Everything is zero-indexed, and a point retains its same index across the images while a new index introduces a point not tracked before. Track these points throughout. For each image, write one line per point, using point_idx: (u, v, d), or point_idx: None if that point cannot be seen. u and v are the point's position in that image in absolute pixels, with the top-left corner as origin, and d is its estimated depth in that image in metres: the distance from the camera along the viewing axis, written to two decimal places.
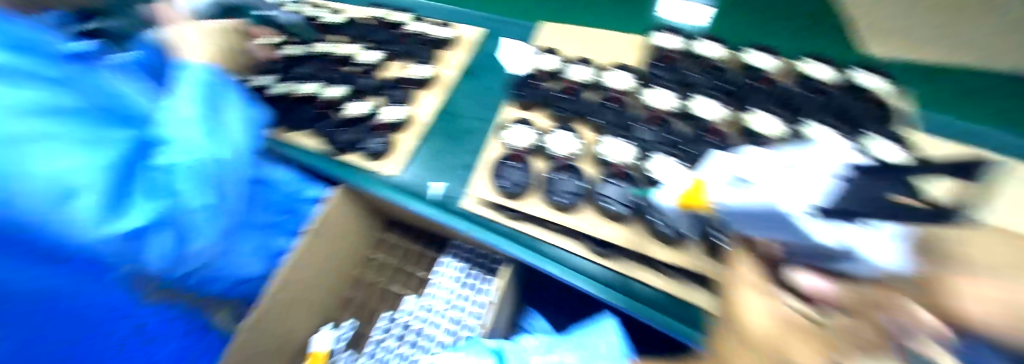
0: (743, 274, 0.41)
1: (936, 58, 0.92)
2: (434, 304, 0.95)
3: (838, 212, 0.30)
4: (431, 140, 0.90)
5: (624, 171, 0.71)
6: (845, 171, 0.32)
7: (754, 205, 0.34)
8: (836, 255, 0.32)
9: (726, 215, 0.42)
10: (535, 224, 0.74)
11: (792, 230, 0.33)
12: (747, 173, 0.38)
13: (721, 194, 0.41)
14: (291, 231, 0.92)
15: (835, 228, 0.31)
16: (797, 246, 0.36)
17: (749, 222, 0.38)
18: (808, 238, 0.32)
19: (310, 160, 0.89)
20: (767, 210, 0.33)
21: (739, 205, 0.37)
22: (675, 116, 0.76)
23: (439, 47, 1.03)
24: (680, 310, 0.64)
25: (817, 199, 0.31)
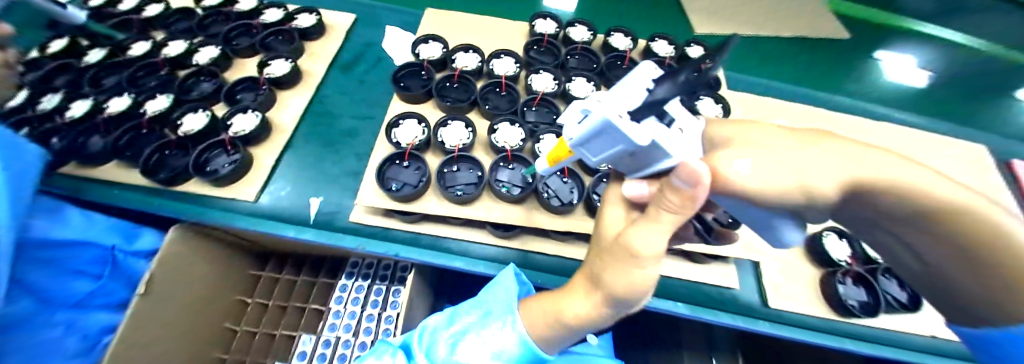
0: (612, 191, 0.44)
1: (752, 26, 1.14)
2: (335, 336, 0.82)
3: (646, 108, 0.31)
4: (304, 150, 0.77)
5: (515, 154, 0.69)
6: (654, 78, 0.35)
7: (591, 126, 0.33)
8: (653, 154, 0.33)
9: (581, 153, 0.39)
10: (434, 222, 0.68)
11: (621, 140, 0.32)
12: (588, 101, 0.36)
13: (572, 132, 0.38)
14: (113, 298, 0.70)
15: (646, 129, 0.31)
16: (635, 166, 0.38)
17: (599, 146, 0.36)
18: (634, 144, 0.32)
19: (130, 200, 0.70)
20: (602, 125, 0.32)
21: (585, 131, 0.35)
22: (553, 96, 0.80)
23: (304, 39, 0.90)
24: (575, 269, 0.68)
25: (628, 106, 0.32)
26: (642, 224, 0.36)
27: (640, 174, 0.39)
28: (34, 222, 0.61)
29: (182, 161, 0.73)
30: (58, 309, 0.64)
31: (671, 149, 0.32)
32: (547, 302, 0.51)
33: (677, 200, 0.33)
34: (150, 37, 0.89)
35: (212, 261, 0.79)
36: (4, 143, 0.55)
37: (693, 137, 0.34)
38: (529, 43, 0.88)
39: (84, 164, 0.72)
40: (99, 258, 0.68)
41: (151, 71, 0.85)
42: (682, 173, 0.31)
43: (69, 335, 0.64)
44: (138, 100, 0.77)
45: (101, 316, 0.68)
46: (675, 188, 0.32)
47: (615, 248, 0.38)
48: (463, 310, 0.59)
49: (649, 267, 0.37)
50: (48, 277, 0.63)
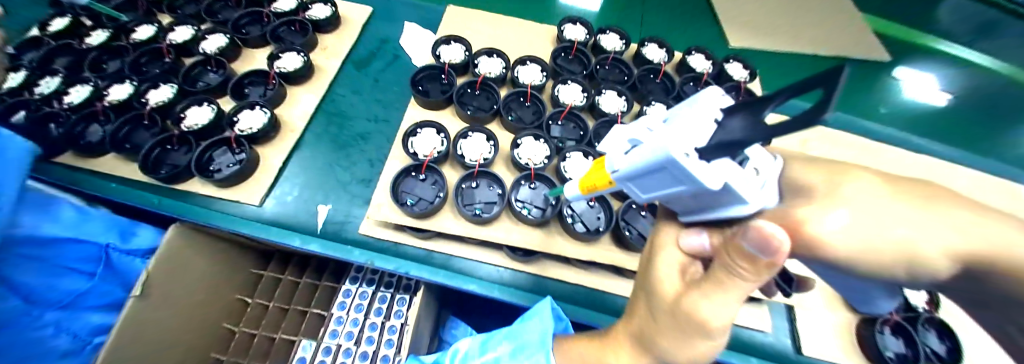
0: (664, 232, 0.41)
1: (797, 39, 1.05)
2: (336, 344, 0.78)
3: (718, 149, 0.24)
4: (313, 152, 0.73)
5: (538, 173, 0.65)
6: (724, 104, 0.28)
7: (644, 161, 0.28)
8: (722, 197, 0.28)
9: (627, 188, 0.35)
10: (449, 240, 0.64)
11: (682, 179, 0.27)
12: (638, 129, 0.32)
13: (617, 163, 0.33)
14: (108, 297, 0.67)
15: (718, 169, 0.25)
16: (694, 206, 0.33)
17: (651, 183, 0.31)
18: (699, 187, 0.26)
19: (125, 195, 0.67)
20: (660, 161, 0.26)
21: (635, 165, 0.30)
22: (581, 110, 0.75)
23: (318, 31, 0.85)
24: (598, 300, 0.64)
25: (696, 142, 0.26)
26: (707, 291, 0.31)
27: (700, 214, 0.34)
28: (20, 217, 0.59)
29: (184, 158, 0.69)
30: (48, 309, 0.60)
31: (749, 194, 0.26)
32: (588, 352, 0.49)
33: (747, 266, 0.28)
34: (156, 22, 0.85)
35: (211, 260, 0.73)
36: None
37: (770, 179, 0.28)
38: (558, 50, 0.82)
39: (79, 155, 0.69)
40: (93, 255, 0.66)
41: (155, 56, 0.81)
42: (754, 236, 0.26)
43: (60, 335, 0.61)
44: (139, 89, 0.75)
45: (92, 316, 0.65)
46: (745, 252, 0.27)
47: (679, 318, 0.34)
48: (494, 340, 0.57)
49: (718, 339, 0.34)
50: (38, 274, 0.61)
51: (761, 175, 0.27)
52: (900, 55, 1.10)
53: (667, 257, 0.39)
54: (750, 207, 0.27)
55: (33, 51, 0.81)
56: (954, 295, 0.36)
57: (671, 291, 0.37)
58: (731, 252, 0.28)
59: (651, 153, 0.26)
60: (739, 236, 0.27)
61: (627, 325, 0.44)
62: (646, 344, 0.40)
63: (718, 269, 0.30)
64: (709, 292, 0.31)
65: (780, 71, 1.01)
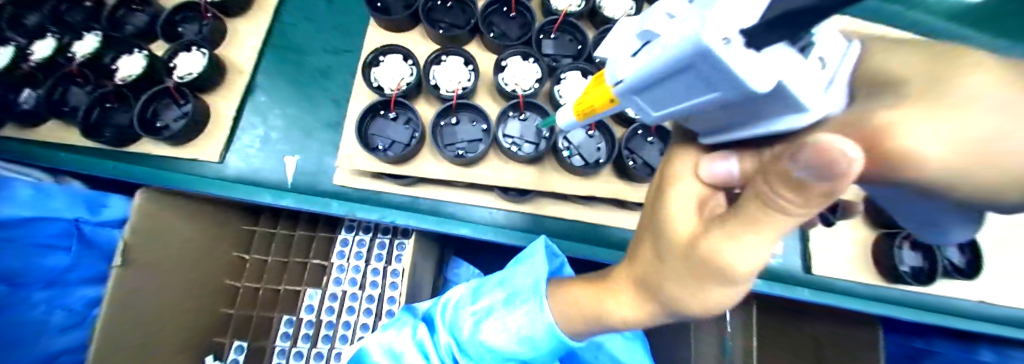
0: (677, 160, 0.33)
1: None
2: (342, 290, 0.79)
3: (779, 26, 0.16)
4: (271, 96, 0.64)
5: (528, 101, 0.55)
6: None
7: (660, 60, 0.19)
8: (769, 103, 0.20)
9: (632, 103, 0.26)
10: (434, 185, 0.58)
11: (715, 84, 0.18)
12: (654, 12, 0.21)
13: (618, 70, 0.24)
14: (91, 271, 0.65)
15: (771, 61, 0.17)
16: (724, 120, 0.25)
17: (665, 95, 0.22)
18: (739, 93, 0.18)
19: (78, 163, 0.62)
20: (682, 59, 0.18)
21: (647, 68, 0.21)
22: (579, 17, 0.61)
23: None
24: (597, 234, 0.59)
25: (747, 17, 0.16)
26: (731, 231, 0.25)
27: (730, 132, 0.26)
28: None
29: (128, 117, 0.61)
30: (34, 289, 0.60)
31: (811, 100, 0.19)
32: (585, 296, 0.44)
33: (795, 196, 0.20)
34: None
35: (195, 220, 0.70)
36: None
37: (840, 72, 0.20)
38: None
39: (19, 124, 0.62)
40: (65, 230, 0.63)
41: (73, 2, 0.68)
42: (807, 153, 0.18)
43: (52, 311, 0.62)
44: (63, 43, 0.64)
45: (83, 291, 0.64)
46: (793, 178, 0.20)
47: (694, 263, 0.28)
48: (487, 286, 0.54)
49: (742, 285, 0.27)
50: (18, 254, 0.60)
51: (826, 69, 0.19)
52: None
53: (683, 189, 0.31)
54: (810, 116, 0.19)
55: None
56: None
57: (685, 232, 0.30)
58: (776, 170, 0.21)
59: (671, 46, 0.18)
60: (788, 158, 0.20)
61: (628, 269, 0.39)
62: (649, 291, 0.35)
63: (748, 197, 0.23)
64: (734, 232, 0.24)
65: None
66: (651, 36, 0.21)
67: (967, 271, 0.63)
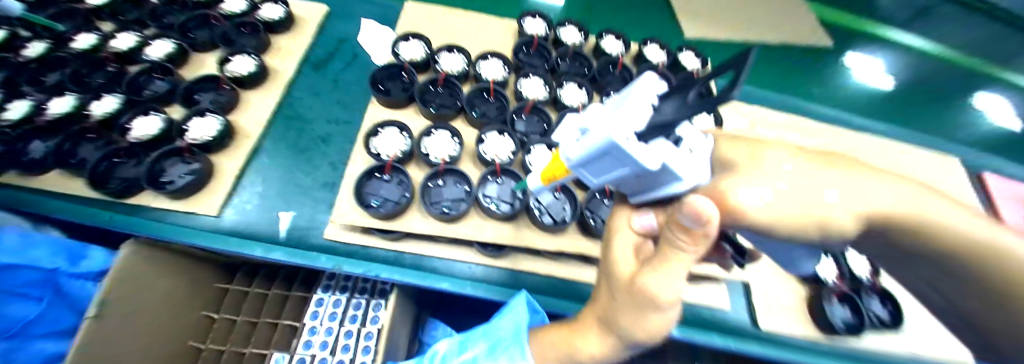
0: (616, 216, 0.42)
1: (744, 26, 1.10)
2: (311, 354, 0.75)
3: (655, 129, 0.24)
4: (272, 158, 0.71)
5: (503, 167, 0.66)
6: (659, 88, 0.28)
7: (591, 147, 0.28)
8: (661, 177, 0.28)
9: (579, 173, 0.34)
10: (417, 240, 0.63)
11: (625, 161, 0.26)
12: (588, 117, 0.31)
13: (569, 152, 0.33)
14: (54, 324, 0.63)
15: (656, 150, 0.24)
16: (640, 187, 0.33)
17: (599, 169, 0.30)
18: (640, 168, 0.26)
19: (72, 213, 0.63)
20: (602, 148, 0.26)
21: (585, 153, 0.29)
22: (543, 103, 0.76)
23: (270, 32, 0.82)
24: (568, 288, 0.65)
25: (637, 125, 0.25)
26: (655, 267, 0.32)
27: (646, 194, 0.34)
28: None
29: (134, 170, 0.66)
30: None
31: (681, 170, 0.26)
32: (559, 337, 0.48)
33: (687, 238, 0.27)
34: (97, 29, 0.80)
35: (176, 275, 0.71)
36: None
37: (704, 155, 0.28)
38: (518, 44, 0.83)
39: (14, 173, 0.64)
40: (38, 280, 0.63)
41: (96, 66, 0.77)
42: (687, 212, 0.25)
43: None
44: (82, 101, 0.69)
45: (40, 345, 0.61)
46: (683, 226, 0.27)
47: (633, 296, 0.34)
48: (472, 338, 0.58)
49: (670, 309, 0.34)
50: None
51: (696, 152, 0.27)
52: (843, 41, 1.16)
53: (622, 240, 0.40)
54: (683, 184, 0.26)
55: None
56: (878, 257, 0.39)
57: (627, 270, 0.37)
58: (670, 223, 0.29)
59: (594, 140, 0.26)
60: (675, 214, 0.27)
61: (593, 309, 0.45)
62: (610, 327, 0.41)
63: (664, 244, 0.30)
64: (654, 267, 0.32)
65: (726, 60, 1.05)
66: (587, 129, 0.30)
67: (890, 322, 0.71)
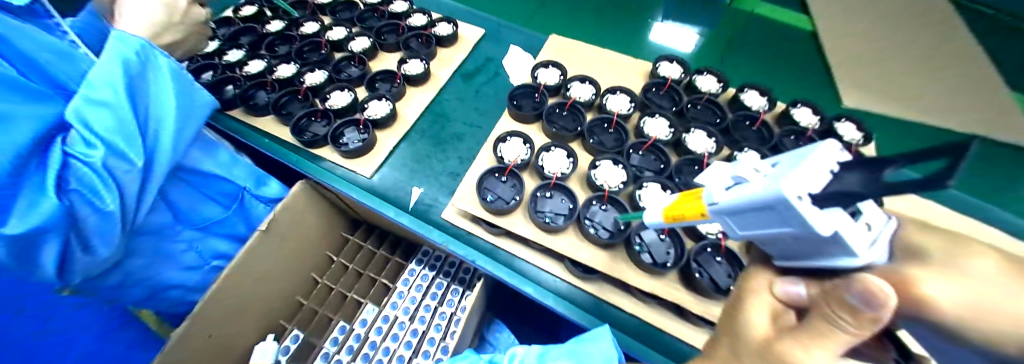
0: (752, 275, 0.38)
1: (929, 103, 0.92)
2: (394, 315, 0.86)
3: (833, 197, 0.24)
4: (416, 142, 0.85)
5: (612, 196, 0.68)
6: (841, 156, 0.27)
7: (749, 197, 0.28)
8: (829, 246, 0.26)
9: (722, 222, 0.34)
10: (515, 241, 0.69)
11: (789, 221, 0.26)
12: (744, 167, 0.31)
13: (716, 195, 0.33)
14: (231, 230, 0.86)
15: (830, 218, 0.25)
16: (790, 250, 0.31)
17: (750, 221, 0.30)
18: (808, 231, 0.26)
19: (275, 150, 0.84)
20: (767, 199, 0.26)
21: (738, 200, 0.29)
22: (665, 144, 0.77)
23: (438, 45, 1.00)
24: (652, 336, 0.62)
25: (813, 187, 0.25)
26: (803, 342, 0.29)
27: (801, 259, 0.31)
28: (192, 153, 0.74)
29: (321, 128, 0.86)
30: (189, 228, 0.79)
31: (860, 248, 0.25)
32: None
33: (849, 318, 0.26)
34: (319, 20, 1.07)
35: (319, 218, 0.88)
36: (180, 82, 0.68)
37: (884, 235, 0.26)
38: (650, 84, 0.85)
39: (247, 112, 0.88)
40: (230, 193, 0.83)
41: (313, 47, 1.02)
42: (858, 290, 0.25)
43: (190, 252, 0.81)
44: (300, 71, 0.94)
45: (217, 243, 0.85)
46: (848, 305, 0.25)
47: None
48: (553, 353, 0.56)
49: None
50: (199, 201, 0.79)
51: (872, 231, 0.26)
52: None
53: (758, 301, 0.36)
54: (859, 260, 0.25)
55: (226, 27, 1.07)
56: None
57: (761, 333, 0.34)
58: (828, 299, 0.27)
59: (760, 191, 0.27)
60: (842, 289, 0.26)
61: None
62: None
63: (813, 318, 0.29)
64: (799, 339, 0.30)
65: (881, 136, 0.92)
66: (744, 180, 0.30)
67: None
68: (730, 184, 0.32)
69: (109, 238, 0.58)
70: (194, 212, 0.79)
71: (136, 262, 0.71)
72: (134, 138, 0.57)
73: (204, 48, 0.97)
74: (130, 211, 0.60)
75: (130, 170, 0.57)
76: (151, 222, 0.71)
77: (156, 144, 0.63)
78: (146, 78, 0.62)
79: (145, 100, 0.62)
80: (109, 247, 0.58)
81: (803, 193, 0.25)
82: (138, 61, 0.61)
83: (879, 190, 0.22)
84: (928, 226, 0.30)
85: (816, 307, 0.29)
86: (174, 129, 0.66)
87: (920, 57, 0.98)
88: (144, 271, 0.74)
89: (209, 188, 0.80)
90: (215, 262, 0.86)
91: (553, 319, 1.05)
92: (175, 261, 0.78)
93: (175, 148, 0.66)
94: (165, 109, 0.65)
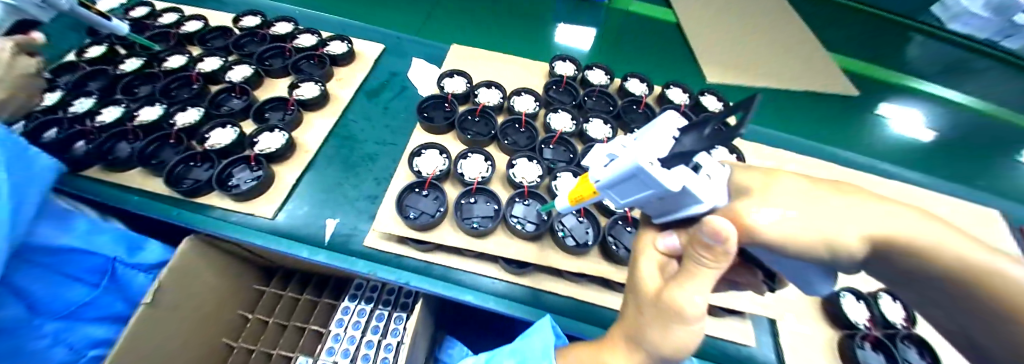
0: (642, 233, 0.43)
1: (766, 71, 1.13)
2: (332, 361, 0.77)
3: (675, 157, 0.28)
4: (324, 171, 0.79)
5: (531, 190, 0.71)
6: (680, 125, 0.32)
7: (619, 170, 0.31)
8: (683, 198, 0.31)
9: (606, 195, 0.37)
10: (446, 253, 0.68)
11: (651, 185, 0.30)
12: (615, 145, 0.35)
13: (597, 174, 0.36)
14: (107, 310, 0.69)
15: (677, 175, 0.28)
16: (663, 210, 0.36)
17: (624, 191, 0.34)
18: (665, 190, 0.29)
19: (150, 207, 0.71)
20: (629, 171, 0.30)
21: (611, 175, 0.33)
22: (570, 135, 0.82)
23: (334, 65, 0.95)
24: (588, 312, 0.66)
25: (659, 153, 0.30)
26: (681, 282, 0.34)
27: (669, 215, 0.36)
28: (40, 228, 0.61)
29: (205, 173, 0.75)
30: (49, 319, 0.63)
31: (702, 195, 0.30)
32: (585, 355, 0.48)
33: (709, 255, 0.31)
34: (187, 52, 0.94)
35: (222, 274, 0.76)
36: (11, 146, 0.57)
37: (722, 183, 0.32)
38: (550, 83, 0.91)
39: (105, 169, 0.74)
40: (98, 267, 0.68)
41: (183, 83, 0.89)
42: (707, 230, 0.30)
43: (58, 346, 0.63)
44: (168, 112, 0.81)
45: (90, 329, 0.67)
46: (706, 244, 0.30)
47: (660, 308, 0.36)
48: (499, 357, 0.57)
49: (695, 324, 0.35)
50: (44, 283, 0.63)
51: (714, 180, 0.31)
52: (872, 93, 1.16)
53: (647, 259, 0.40)
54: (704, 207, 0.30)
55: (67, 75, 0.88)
56: None
57: (652, 286, 0.39)
58: (694, 243, 0.32)
59: (622, 164, 0.30)
60: (699, 232, 0.31)
61: (619, 328, 0.45)
62: (635, 342, 0.41)
63: (687, 261, 0.34)
64: (677, 280, 0.34)
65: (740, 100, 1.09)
66: (615, 156, 0.34)
67: None
68: (605, 162, 0.35)
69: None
70: (49, 301, 0.63)
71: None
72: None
73: (42, 101, 0.79)
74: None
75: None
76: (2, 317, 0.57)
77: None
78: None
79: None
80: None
81: (654, 159, 0.29)
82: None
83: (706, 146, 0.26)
84: (754, 170, 0.37)
85: (687, 250, 0.34)
86: (10, 202, 0.53)
87: (752, 38, 1.21)
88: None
89: (65, 266, 0.65)
90: (96, 351, 0.67)
91: (506, 322, 1.05)
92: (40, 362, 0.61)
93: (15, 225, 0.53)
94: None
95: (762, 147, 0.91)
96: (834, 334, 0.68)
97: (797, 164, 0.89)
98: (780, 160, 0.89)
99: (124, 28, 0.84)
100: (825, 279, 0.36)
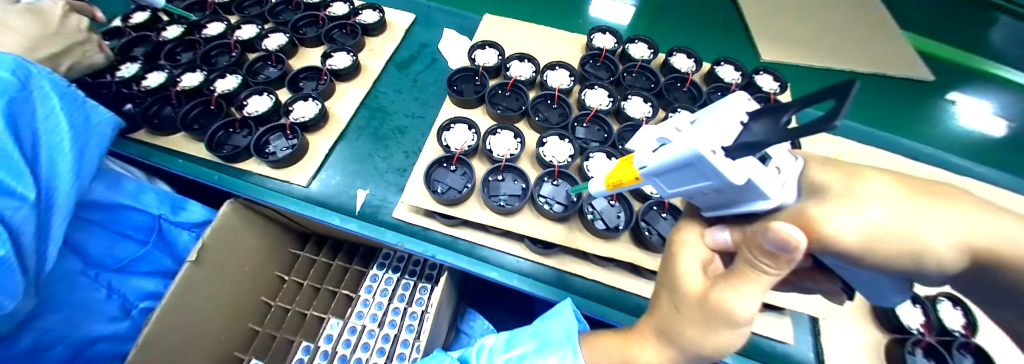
0: (686, 227, 0.41)
1: (828, 50, 1.02)
2: (361, 325, 0.81)
3: (741, 148, 0.25)
4: (355, 142, 0.80)
5: (561, 170, 0.69)
6: (750, 108, 0.29)
7: (672, 158, 0.29)
8: (746, 193, 0.28)
9: (652, 184, 0.35)
10: (473, 229, 0.68)
11: (708, 176, 0.27)
12: (667, 128, 0.32)
13: (645, 160, 0.33)
14: (156, 265, 0.74)
15: (742, 167, 0.26)
16: (716, 203, 0.33)
17: (675, 179, 0.31)
18: (726, 183, 0.27)
19: (195, 171, 0.75)
20: (686, 158, 0.27)
21: (662, 161, 0.30)
22: (606, 113, 0.78)
23: (366, 35, 0.94)
24: (618, 299, 0.65)
25: (723, 140, 0.27)
26: (733, 285, 0.32)
27: (724, 209, 0.33)
28: (93, 188, 0.66)
29: (244, 140, 0.77)
30: (104, 271, 0.69)
31: (770, 191, 0.27)
32: (611, 346, 0.47)
33: (771, 262, 0.28)
34: (225, 20, 0.96)
35: (260, 238, 0.80)
36: (71, 102, 0.61)
37: (791, 178, 0.29)
38: (587, 56, 0.86)
39: (154, 133, 0.77)
40: (145, 225, 0.72)
41: (223, 51, 0.91)
42: (772, 236, 0.27)
43: (113, 296, 0.70)
44: (208, 78, 0.83)
45: (141, 283, 0.74)
46: (769, 251, 0.28)
47: (705, 311, 0.34)
48: (520, 336, 0.55)
49: (743, 328, 0.34)
50: (101, 240, 0.69)
51: (782, 175, 0.28)
52: (950, 78, 1.02)
53: (689, 254, 0.38)
54: (770, 204, 0.27)
55: (114, 40, 0.92)
56: (986, 308, 0.35)
57: (694, 284, 0.36)
58: (751, 247, 0.30)
59: (678, 150, 0.27)
60: (759, 237, 0.28)
61: (649, 321, 0.43)
62: (668, 339, 0.40)
63: (739, 263, 0.31)
64: (729, 285, 0.32)
65: (812, 90, 1.00)
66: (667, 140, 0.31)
67: None
68: (656, 147, 0.32)
69: (10, 284, 0.47)
70: (102, 258, 0.69)
71: (43, 322, 0.60)
72: (20, 170, 0.50)
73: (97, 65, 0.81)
74: (30, 259, 0.50)
75: (19, 205, 0.49)
76: (57, 270, 0.62)
77: (54, 175, 0.55)
78: (29, 100, 0.55)
79: (31, 125, 0.55)
80: (13, 297, 0.47)
81: (717, 148, 0.26)
82: (12, 78, 0.53)
83: (782, 137, 0.23)
84: (824, 166, 0.33)
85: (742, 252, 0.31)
86: (73, 155, 0.58)
87: (812, 14, 1.09)
88: (61, 329, 0.63)
89: (114, 223, 0.70)
90: (145, 303, 0.74)
91: (527, 298, 1.06)
92: (97, 312, 0.68)
93: (78, 177, 0.58)
94: (59, 133, 0.58)
95: (816, 134, 0.83)
96: (876, 336, 0.64)
97: (855, 154, 0.81)
98: (832, 150, 0.81)
99: (161, 2, 0.86)
100: (901, 293, 0.34)
